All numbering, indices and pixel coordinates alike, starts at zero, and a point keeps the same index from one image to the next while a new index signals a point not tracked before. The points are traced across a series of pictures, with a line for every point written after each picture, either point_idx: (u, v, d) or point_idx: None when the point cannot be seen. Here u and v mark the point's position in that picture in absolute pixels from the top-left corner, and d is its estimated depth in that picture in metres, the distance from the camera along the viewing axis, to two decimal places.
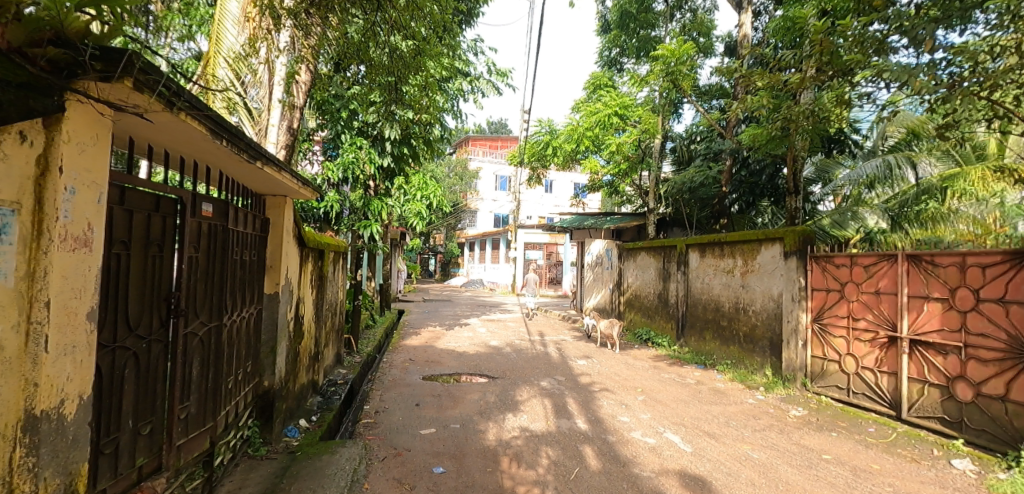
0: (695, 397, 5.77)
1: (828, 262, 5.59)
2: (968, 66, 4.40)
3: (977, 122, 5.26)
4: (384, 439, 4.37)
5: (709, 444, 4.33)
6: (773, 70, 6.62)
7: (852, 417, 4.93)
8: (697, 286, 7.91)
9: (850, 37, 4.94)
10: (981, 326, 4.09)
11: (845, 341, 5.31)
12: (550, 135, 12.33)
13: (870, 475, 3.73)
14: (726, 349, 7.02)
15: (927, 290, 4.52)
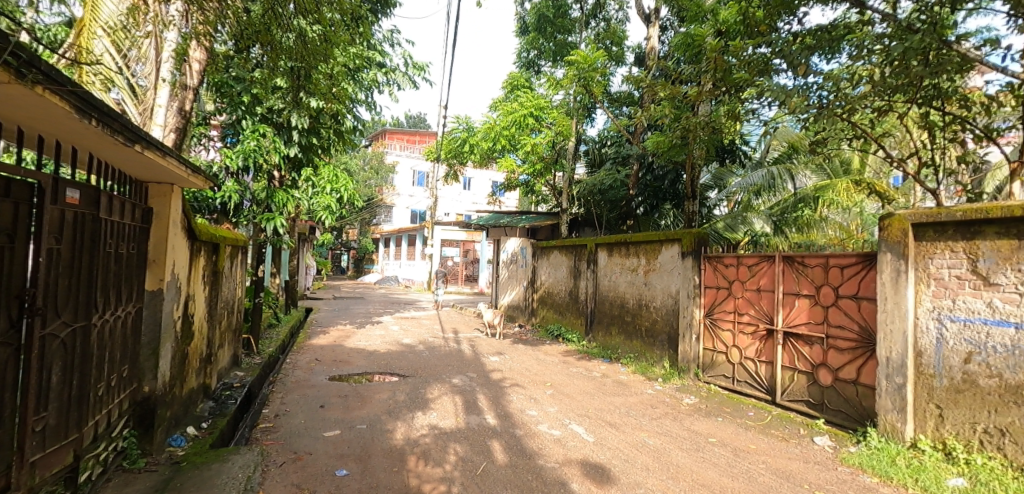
0: (599, 390, 6.06)
1: (718, 261, 6.09)
2: (835, 90, 5.00)
3: (844, 140, 5.96)
4: (284, 444, 4.15)
5: (610, 433, 4.57)
6: (675, 82, 7.10)
7: (735, 403, 5.43)
8: (605, 284, 8.29)
9: (740, 58, 5.42)
10: (839, 319, 4.66)
11: (731, 334, 5.82)
12: (467, 132, 12.32)
13: (748, 455, 4.13)
14: (630, 343, 7.45)
15: (799, 287, 5.08)
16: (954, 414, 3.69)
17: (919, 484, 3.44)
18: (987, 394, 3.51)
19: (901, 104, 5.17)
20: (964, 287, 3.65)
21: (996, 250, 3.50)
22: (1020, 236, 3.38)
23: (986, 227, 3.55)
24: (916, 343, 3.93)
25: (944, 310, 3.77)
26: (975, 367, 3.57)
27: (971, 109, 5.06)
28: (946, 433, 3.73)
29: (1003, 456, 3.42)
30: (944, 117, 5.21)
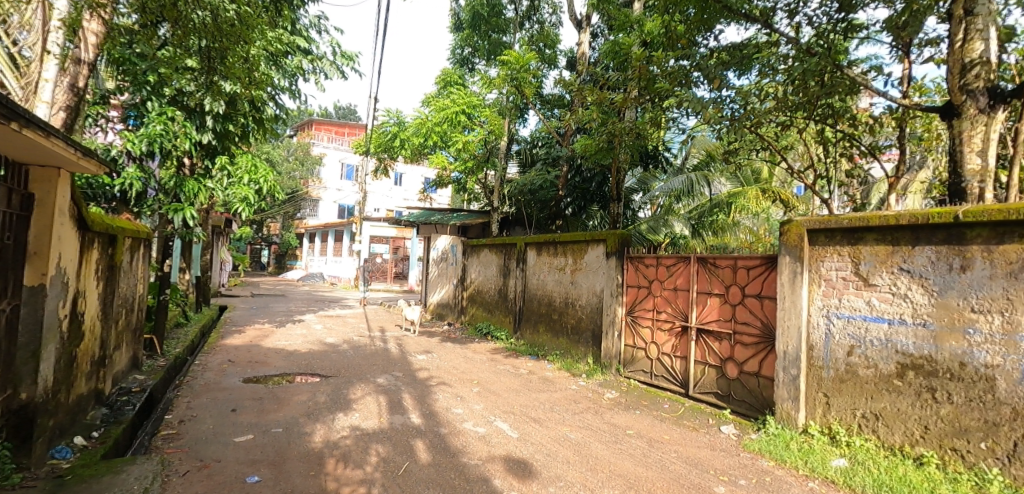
0: (525, 386, 6.16)
1: (640, 261, 6.37)
2: (745, 104, 5.38)
3: (752, 151, 6.45)
4: (188, 452, 3.87)
5: (533, 428, 4.66)
6: (603, 88, 7.35)
7: (652, 396, 5.72)
8: (533, 282, 8.43)
9: (662, 68, 5.71)
10: (745, 316, 5.03)
11: (650, 331, 6.12)
12: (398, 126, 12.05)
13: (661, 445, 4.36)
14: (556, 340, 7.64)
15: (711, 287, 5.43)
16: (838, 401, 4.10)
17: (808, 466, 3.79)
18: (865, 383, 3.93)
19: (801, 120, 5.67)
20: (848, 287, 4.07)
21: (875, 254, 3.92)
22: (894, 242, 3.81)
23: (867, 234, 3.98)
24: (809, 337, 4.33)
25: (832, 308, 4.17)
26: (856, 358, 3.99)
27: (858, 128, 5.64)
28: (831, 419, 4.14)
29: (876, 437, 3.85)
30: (836, 133, 5.77)
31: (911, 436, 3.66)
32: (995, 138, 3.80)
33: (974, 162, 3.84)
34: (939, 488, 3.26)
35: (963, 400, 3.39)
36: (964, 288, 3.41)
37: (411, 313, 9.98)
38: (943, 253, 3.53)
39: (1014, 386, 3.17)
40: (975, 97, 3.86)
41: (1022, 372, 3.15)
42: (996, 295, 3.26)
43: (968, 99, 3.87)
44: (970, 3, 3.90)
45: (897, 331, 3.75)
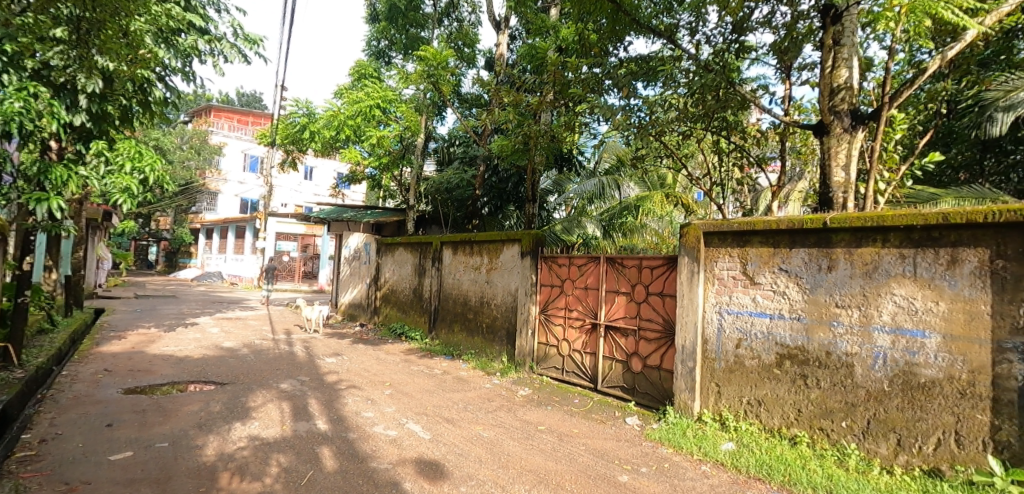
0: (439, 387, 6.10)
1: (553, 261, 6.54)
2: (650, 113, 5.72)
3: (656, 158, 6.87)
4: (50, 474, 3.40)
5: (446, 429, 4.62)
6: (520, 91, 7.47)
7: (563, 392, 5.90)
8: (449, 282, 8.37)
9: (576, 75, 5.90)
10: (648, 313, 5.33)
11: (562, 328, 6.31)
12: (308, 118, 11.43)
13: (571, 438, 4.51)
14: (471, 339, 7.64)
15: (618, 285, 5.70)
16: (728, 390, 4.47)
17: (702, 451, 4.10)
18: (750, 372, 4.32)
19: (699, 131, 6.13)
20: (737, 285, 4.45)
21: (759, 255, 4.32)
22: (775, 245, 4.22)
23: (753, 237, 4.37)
24: (704, 332, 4.68)
25: (723, 304, 4.54)
26: (743, 350, 4.37)
27: (747, 141, 6.21)
28: (722, 406, 4.51)
29: (759, 421, 4.25)
30: (729, 145, 6.31)
31: (787, 419, 4.08)
32: (856, 155, 4.34)
33: (839, 175, 4.35)
34: (809, 464, 3.68)
35: (829, 385, 3.84)
36: (830, 286, 3.86)
37: (312, 316, 10.03)
38: (814, 254, 3.98)
39: (868, 371, 3.64)
40: (840, 118, 4.39)
41: (874, 359, 3.62)
42: (855, 291, 3.73)
43: (835, 119, 4.40)
44: (837, 35, 4.42)
45: (777, 324, 4.16)
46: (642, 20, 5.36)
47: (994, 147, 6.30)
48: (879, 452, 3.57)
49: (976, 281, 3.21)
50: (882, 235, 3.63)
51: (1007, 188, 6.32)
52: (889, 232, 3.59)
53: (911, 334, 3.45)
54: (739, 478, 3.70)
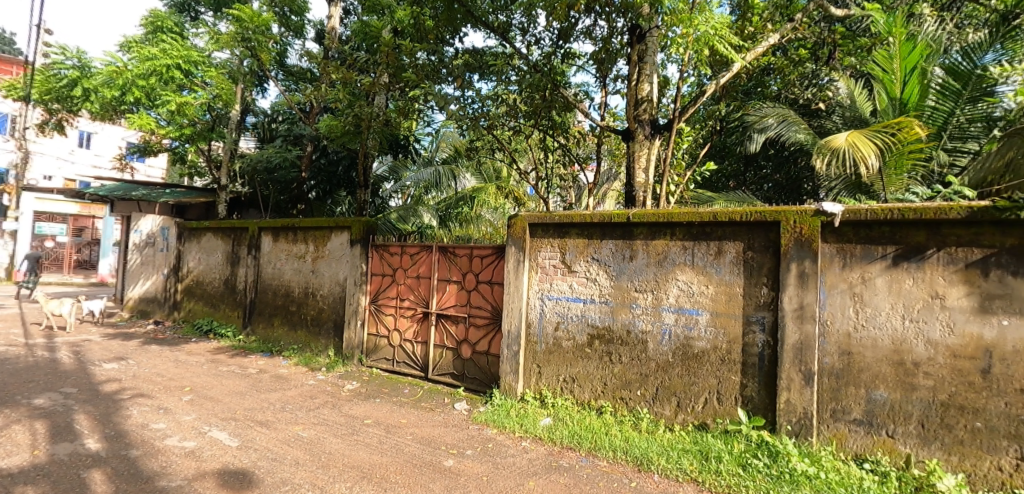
0: (253, 387, 5.51)
1: (385, 250, 6.33)
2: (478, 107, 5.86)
3: (489, 151, 7.09)
4: None
5: (259, 433, 4.19)
6: (352, 69, 7.05)
7: (393, 383, 5.79)
8: (268, 272, 7.59)
9: (411, 60, 5.76)
10: (478, 301, 5.50)
11: (393, 318, 6.18)
12: (80, 71, 9.29)
13: (398, 429, 4.44)
14: (293, 334, 7.05)
15: (450, 274, 5.76)
16: (547, 369, 4.85)
17: (523, 428, 4.37)
18: (566, 352, 4.74)
19: (528, 128, 6.48)
20: (557, 273, 4.81)
21: (576, 245, 4.73)
22: (589, 237, 4.66)
23: (571, 229, 4.77)
24: (528, 317, 4.98)
25: (545, 290, 4.88)
26: (561, 332, 4.77)
27: (568, 140, 6.77)
28: (542, 385, 4.87)
29: (573, 396, 4.69)
30: (553, 142, 6.81)
31: (595, 391, 4.57)
32: (653, 159, 5.01)
33: (641, 177, 4.98)
34: (611, 430, 4.18)
35: (628, 360, 4.39)
36: (631, 274, 4.40)
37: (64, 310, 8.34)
38: (619, 246, 4.48)
39: (657, 345, 4.25)
40: (642, 126, 5.01)
41: (662, 335, 4.24)
42: (650, 278, 4.31)
43: (638, 127, 5.00)
44: (642, 53, 5.02)
45: (589, 308, 4.61)
46: (477, 13, 5.46)
47: (753, 163, 7.82)
48: (664, 413, 4.21)
49: (734, 269, 3.95)
50: (670, 229, 4.24)
51: (761, 195, 7.86)
52: (675, 227, 4.22)
53: (689, 312, 4.12)
54: (553, 450, 4.04)
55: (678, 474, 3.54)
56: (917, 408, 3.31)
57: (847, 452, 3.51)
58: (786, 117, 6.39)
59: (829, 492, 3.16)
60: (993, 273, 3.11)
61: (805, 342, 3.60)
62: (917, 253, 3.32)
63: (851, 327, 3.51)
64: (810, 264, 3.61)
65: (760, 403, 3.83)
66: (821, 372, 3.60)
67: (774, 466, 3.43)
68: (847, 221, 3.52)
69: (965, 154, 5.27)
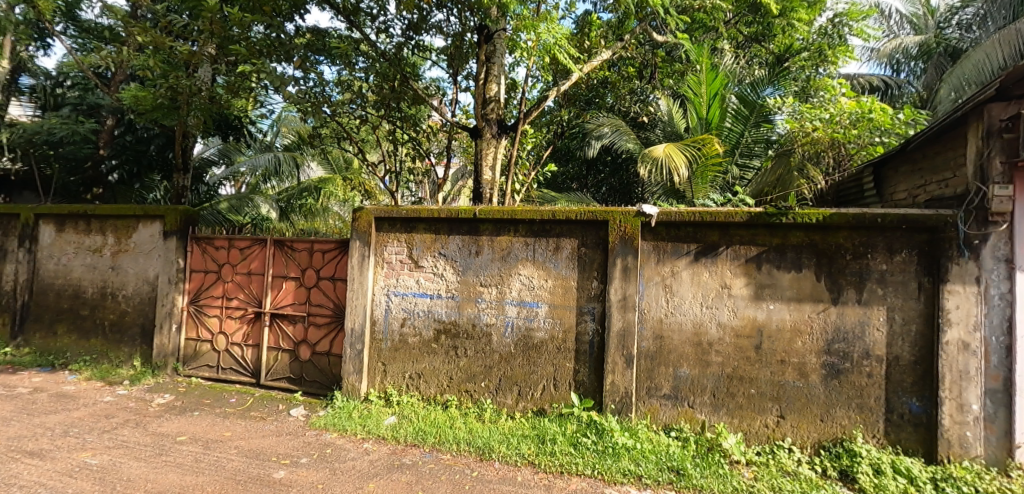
0: (23, 411, 4.47)
1: (208, 243, 5.59)
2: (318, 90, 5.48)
3: (335, 139, 6.69)
4: None
5: (28, 466, 3.41)
6: (166, 33, 6.09)
7: (216, 392, 5.16)
8: (48, 269, 6.21)
9: (243, 32, 5.17)
10: (318, 298, 5.15)
11: (218, 320, 5.51)
12: None
13: (220, 444, 3.96)
14: (85, 343, 5.89)
15: (286, 270, 5.30)
16: (392, 367, 4.73)
17: (365, 429, 4.20)
18: (412, 348, 4.67)
19: (377, 118, 6.27)
20: (404, 268, 4.71)
21: (423, 240, 4.68)
22: (436, 232, 4.64)
23: (419, 223, 4.70)
24: (373, 313, 4.80)
25: (391, 286, 4.75)
26: (407, 329, 4.69)
27: (417, 133, 6.69)
28: (387, 384, 4.75)
29: (418, 392, 4.65)
30: (402, 134, 6.69)
31: (441, 386, 4.59)
32: (499, 158, 5.20)
33: (488, 174, 5.14)
34: (455, 423, 4.22)
35: (473, 353, 4.49)
36: (476, 268, 4.50)
37: None
38: (466, 242, 4.55)
39: (501, 337, 4.42)
40: (490, 125, 5.17)
41: (505, 327, 4.41)
42: (494, 272, 4.45)
43: (486, 126, 5.14)
44: (490, 53, 5.16)
45: (436, 303, 4.60)
46: None
47: (594, 167, 8.50)
48: (506, 402, 4.39)
49: (569, 263, 4.26)
50: (514, 225, 4.42)
51: (598, 197, 8.62)
52: (518, 224, 4.41)
53: (529, 305, 4.34)
54: (397, 449, 3.96)
55: (517, 459, 3.71)
56: (710, 381, 3.91)
57: (658, 423, 4.01)
58: (619, 127, 7.26)
59: (643, 460, 3.59)
60: (764, 266, 3.81)
61: (626, 329, 4.03)
62: (712, 250, 3.93)
63: (663, 314, 4.02)
64: (632, 259, 4.05)
65: (590, 386, 4.19)
66: (639, 355, 4.06)
67: (600, 442, 3.79)
68: (660, 221, 4.02)
69: (750, 169, 6.42)
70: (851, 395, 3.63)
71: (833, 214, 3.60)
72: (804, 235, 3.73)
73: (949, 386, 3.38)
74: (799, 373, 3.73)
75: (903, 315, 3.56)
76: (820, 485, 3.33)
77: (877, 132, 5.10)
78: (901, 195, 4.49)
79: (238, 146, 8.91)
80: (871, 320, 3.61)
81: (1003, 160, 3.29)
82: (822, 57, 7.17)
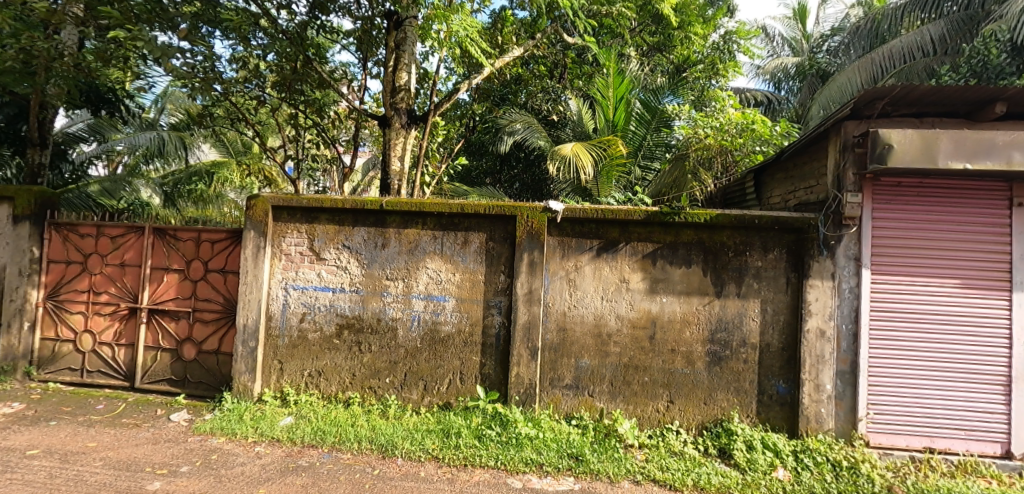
0: None
1: (71, 230, 4.93)
2: (208, 65, 5.01)
3: (230, 121, 6.17)
4: None
5: None
6: None
7: (80, 398, 4.57)
8: None
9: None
10: (206, 292, 4.73)
11: (84, 317, 4.88)
12: None
13: (82, 456, 3.52)
14: None
15: (168, 262, 4.81)
16: (290, 365, 4.47)
17: (257, 431, 3.94)
18: (312, 345, 4.44)
19: (278, 100, 5.90)
20: (303, 261, 4.46)
21: (326, 231, 4.45)
22: (339, 223, 4.43)
23: (321, 213, 4.46)
24: (268, 308, 4.49)
25: (289, 280, 4.47)
26: (306, 324, 4.45)
27: (321, 119, 6.37)
28: (283, 382, 4.48)
29: (318, 390, 4.44)
30: (305, 119, 6.34)
31: (343, 383, 4.41)
32: (408, 149, 5.10)
33: (396, 165, 5.02)
34: (357, 420, 4.08)
35: (378, 348, 4.37)
36: (383, 261, 4.37)
37: None
38: (372, 234, 4.40)
39: (407, 332, 4.34)
40: (399, 114, 5.04)
41: (412, 321, 4.34)
42: (401, 266, 4.35)
43: (395, 115, 5.01)
44: (400, 41, 5.02)
45: (339, 297, 4.41)
46: None
47: (508, 161, 8.54)
48: (412, 397, 4.33)
49: (477, 257, 4.27)
50: (422, 218, 4.34)
51: (510, 192, 8.73)
52: (426, 217, 4.34)
53: (437, 299, 4.30)
54: (292, 451, 3.76)
55: (420, 454, 3.67)
56: (608, 371, 4.11)
57: (560, 412, 4.16)
58: (531, 124, 7.41)
59: (545, 448, 3.71)
60: (659, 262, 4.07)
61: (532, 322, 4.13)
62: (613, 246, 4.12)
63: (566, 307, 4.16)
64: (538, 254, 4.14)
65: (496, 379, 4.25)
66: (543, 347, 4.17)
67: (504, 434, 3.85)
68: (566, 218, 4.15)
69: (651, 171, 6.75)
70: (730, 379, 3.99)
71: (718, 215, 3.93)
72: (693, 233, 4.04)
73: (809, 369, 3.83)
74: (687, 361, 4.04)
75: (774, 306, 3.97)
76: (702, 462, 3.64)
77: (758, 141, 5.67)
78: (776, 199, 4.99)
79: (114, 122, 7.93)
80: (748, 311, 3.99)
81: (855, 171, 3.78)
82: (715, 70, 7.74)
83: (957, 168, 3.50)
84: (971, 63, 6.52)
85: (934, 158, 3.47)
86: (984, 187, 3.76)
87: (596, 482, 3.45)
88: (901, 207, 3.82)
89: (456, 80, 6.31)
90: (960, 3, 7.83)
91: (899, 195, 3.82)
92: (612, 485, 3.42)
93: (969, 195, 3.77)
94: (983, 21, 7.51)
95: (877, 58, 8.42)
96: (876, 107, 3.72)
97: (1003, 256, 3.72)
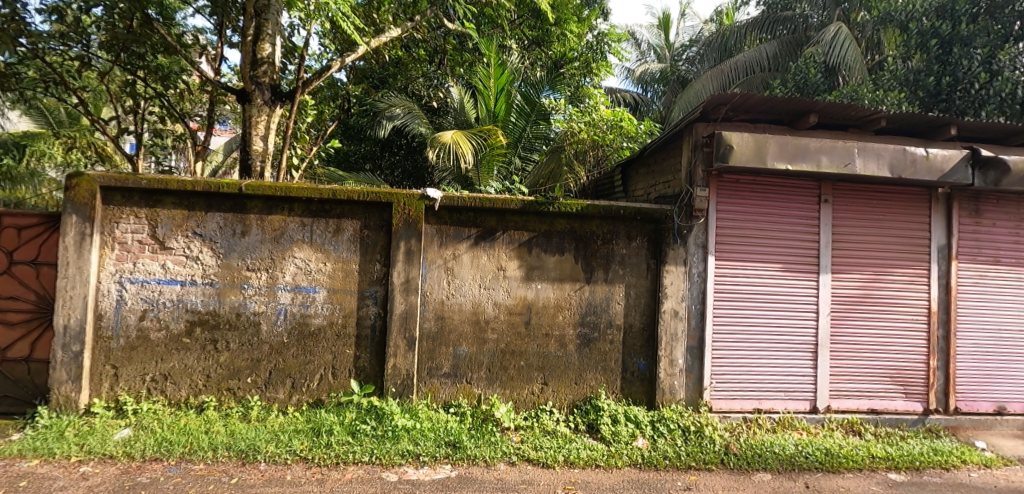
0: None
1: None
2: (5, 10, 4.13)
3: (45, 84, 5.16)
4: None
5: None
6: None
7: None
8: None
9: None
10: (10, 289, 3.93)
11: None
12: None
13: None
14: None
15: None
16: (127, 370, 3.90)
17: (84, 448, 3.38)
18: (155, 346, 3.91)
19: (112, 63, 5.09)
20: (143, 251, 3.89)
21: (171, 217, 3.92)
22: (189, 207, 3.93)
23: (165, 197, 3.92)
24: (97, 306, 3.85)
25: (125, 273, 3.88)
26: (148, 322, 3.90)
27: (167, 89, 5.61)
28: (119, 390, 3.89)
29: (163, 397, 3.93)
30: (145, 88, 5.52)
31: (194, 387, 3.95)
32: (273, 128, 4.70)
33: (258, 145, 4.60)
34: (212, 426, 3.68)
35: (237, 346, 3.98)
36: (242, 250, 3.97)
37: None
38: (229, 220, 3.97)
39: (271, 327, 4.01)
40: (262, 90, 4.61)
41: (277, 315, 4.02)
42: (264, 255, 4.00)
43: (256, 90, 4.58)
44: (262, 8, 4.59)
45: (188, 291, 3.93)
46: None
47: (389, 147, 8.26)
48: (277, 397, 4.02)
49: (351, 246, 4.06)
50: (289, 204, 4.02)
51: (390, 180, 8.45)
52: (293, 202, 4.02)
53: (306, 291, 4.03)
54: (130, 467, 3.29)
55: (286, 456, 3.43)
56: (486, 357, 4.17)
57: (438, 401, 4.14)
58: (411, 110, 7.23)
59: (422, 439, 3.66)
60: (534, 250, 4.21)
61: (409, 311, 4.05)
62: (490, 234, 4.18)
63: (444, 296, 4.13)
64: (415, 242, 4.06)
65: (371, 372, 4.10)
66: (420, 337, 4.11)
67: (380, 427, 3.74)
68: (444, 206, 4.10)
69: (530, 162, 6.86)
70: (598, 359, 4.27)
71: (588, 206, 4.16)
72: (566, 223, 4.24)
73: (665, 346, 4.24)
74: (560, 344, 4.24)
75: (636, 290, 4.32)
76: (572, 438, 3.86)
77: (625, 138, 6.10)
78: (640, 192, 5.40)
79: None
80: (614, 295, 4.29)
81: (703, 169, 4.23)
82: (589, 68, 8.23)
83: (780, 168, 4.06)
84: (795, 79, 7.54)
85: (763, 159, 4.00)
86: (800, 186, 4.43)
87: (472, 467, 3.50)
88: (738, 201, 4.35)
89: (333, 57, 5.87)
90: (789, 28, 9.13)
91: (737, 190, 4.36)
92: (488, 468, 3.49)
93: (789, 192, 4.41)
94: (803, 44, 8.86)
95: (726, 69, 9.49)
96: (720, 112, 4.18)
97: (813, 244, 4.42)
